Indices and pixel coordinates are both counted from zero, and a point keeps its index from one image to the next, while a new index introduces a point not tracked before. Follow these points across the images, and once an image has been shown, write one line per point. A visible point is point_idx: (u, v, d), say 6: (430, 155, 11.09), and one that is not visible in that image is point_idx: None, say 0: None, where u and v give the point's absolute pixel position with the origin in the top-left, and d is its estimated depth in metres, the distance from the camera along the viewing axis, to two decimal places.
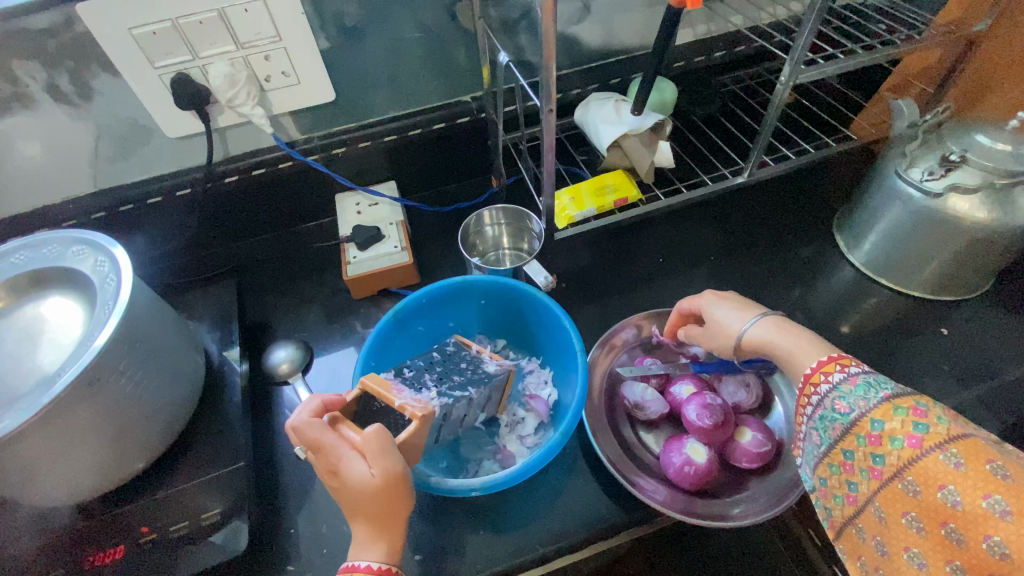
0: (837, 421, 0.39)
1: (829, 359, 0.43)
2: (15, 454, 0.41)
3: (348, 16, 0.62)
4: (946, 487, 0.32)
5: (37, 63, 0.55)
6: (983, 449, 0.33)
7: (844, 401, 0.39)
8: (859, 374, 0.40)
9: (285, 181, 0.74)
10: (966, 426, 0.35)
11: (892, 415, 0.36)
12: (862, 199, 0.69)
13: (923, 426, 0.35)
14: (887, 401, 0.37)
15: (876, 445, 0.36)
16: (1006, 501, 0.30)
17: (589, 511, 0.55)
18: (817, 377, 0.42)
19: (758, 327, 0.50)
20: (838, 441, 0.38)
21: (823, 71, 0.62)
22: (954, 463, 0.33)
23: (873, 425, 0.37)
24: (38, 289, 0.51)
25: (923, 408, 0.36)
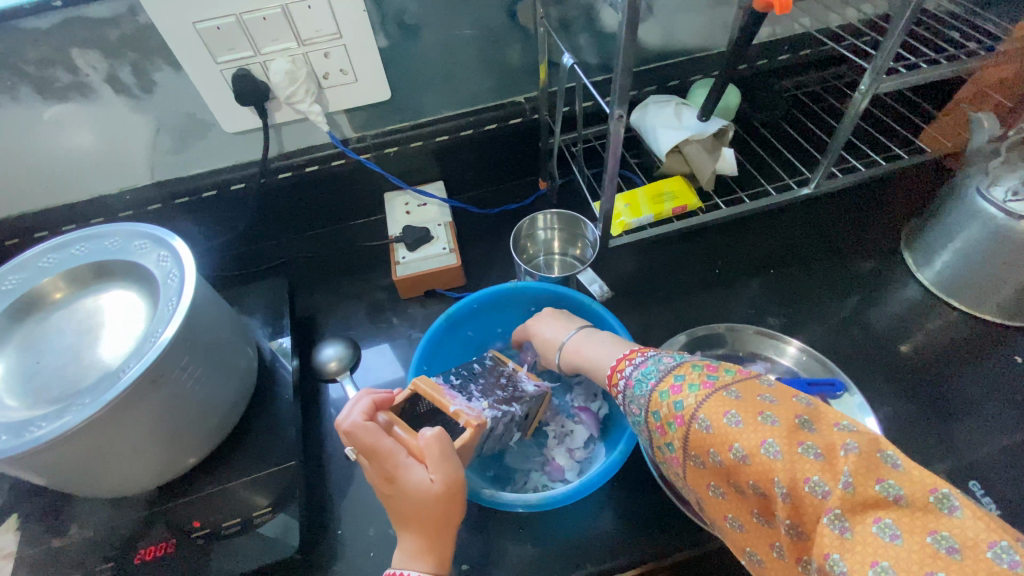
0: (641, 422, 0.39)
1: (623, 355, 0.44)
2: (78, 446, 0.42)
3: (408, 14, 0.61)
4: (711, 451, 0.33)
5: (102, 53, 0.56)
6: (721, 402, 0.33)
7: (634, 401, 0.39)
8: (640, 365, 0.41)
9: (336, 179, 0.74)
10: (718, 378, 0.35)
11: (661, 400, 0.37)
12: (935, 215, 0.65)
13: (681, 401, 0.35)
14: (653, 388, 0.38)
15: (663, 433, 0.36)
16: (742, 445, 0.31)
17: (638, 530, 0.53)
18: (616, 376, 0.43)
19: (575, 336, 0.52)
20: (648, 437, 0.39)
21: (905, 81, 0.61)
22: (704, 426, 0.33)
23: (655, 417, 0.37)
24: (101, 280, 0.52)
25: (678, 383, 0.36)
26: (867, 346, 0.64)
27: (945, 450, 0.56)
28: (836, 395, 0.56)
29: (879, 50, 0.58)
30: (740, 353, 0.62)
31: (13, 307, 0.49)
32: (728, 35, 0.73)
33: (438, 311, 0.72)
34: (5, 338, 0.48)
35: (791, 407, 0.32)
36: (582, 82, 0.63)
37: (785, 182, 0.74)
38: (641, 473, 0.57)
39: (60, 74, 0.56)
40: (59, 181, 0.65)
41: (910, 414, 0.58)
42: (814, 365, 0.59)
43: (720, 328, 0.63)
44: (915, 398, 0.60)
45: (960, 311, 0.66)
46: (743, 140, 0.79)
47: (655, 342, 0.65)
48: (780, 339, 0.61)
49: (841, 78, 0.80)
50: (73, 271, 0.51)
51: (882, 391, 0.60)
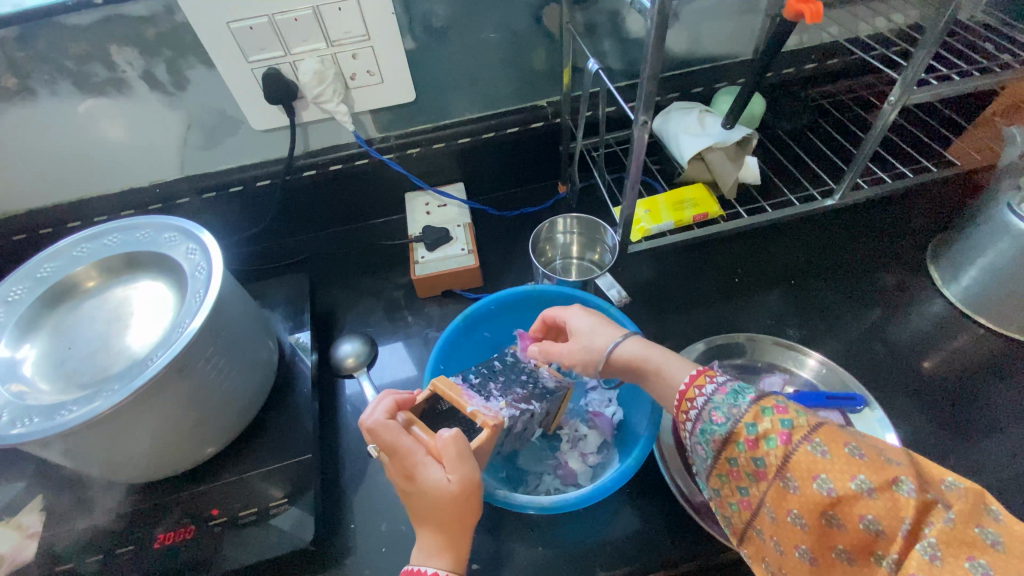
0: (717, 432, 0.37)
1: (698, 371, 0.41)
2: (106, 431, 0.43)
3: (435, 17, 0.62)
4: (820, 477, 0.32)
5: (138, 50, 0.57)
6: (839, 434, 0.34)
7: (718, 411, 0.37)
8: (727, 382, 0.39)
9: (359, 178, 0.75)
10: (816, 413, 0.36)
11: (762, 416, 0.36)
12: (964, 229, 0.64)
13: (789, 421, 0.35)
14: (755, 404, 0.36)
15: (754, 448, 0.35)
16: (870, 479, 0.31)
17: (650, 537, 0.53)
18: (691, 392, 0.40)
19: (628, 342, 0.48)
20: (721, 452, 0.37)
21: (936, 92, 0.60)
22: (821, 452, 0.33)
23: (748, 430, 0.35)
24: (132, 271, 0.53)
25: (783, 404, 0.36)
26: (888, 360, 0.63)
27: (967, 469, 0.54)
28: (855, 410, 0.55)
29: (911, 61, 0.57)
30: (758, 363, 0.61)
31: (48, 294, 0.50)
32: (755, 42, 0.73)
33: (455, 311, 0.73)
34: (40, 323, 0.50)
35: (899, 450, 0.33)
36: (606, 87, 0.64)
37: (809, 192, 0.73)
38: (654, 480, 0.56)
39: (98, 69, 0.58)
40: (94, 173, 0.67)
41: (931, 431, 0.57)
42: (834, 379, 0.58)
43: (737, 338, 0.62)
44: (937, 415, 0.58)
45: (986, 328, 0.64)
46: (768, 149, 0.79)
47: (671, 349, 0.65)
48: (800, 351, 0.61)
49: (869, 87, 0.79)
50: (106, 261, 0.52)
51: (902, 407, 0.59)
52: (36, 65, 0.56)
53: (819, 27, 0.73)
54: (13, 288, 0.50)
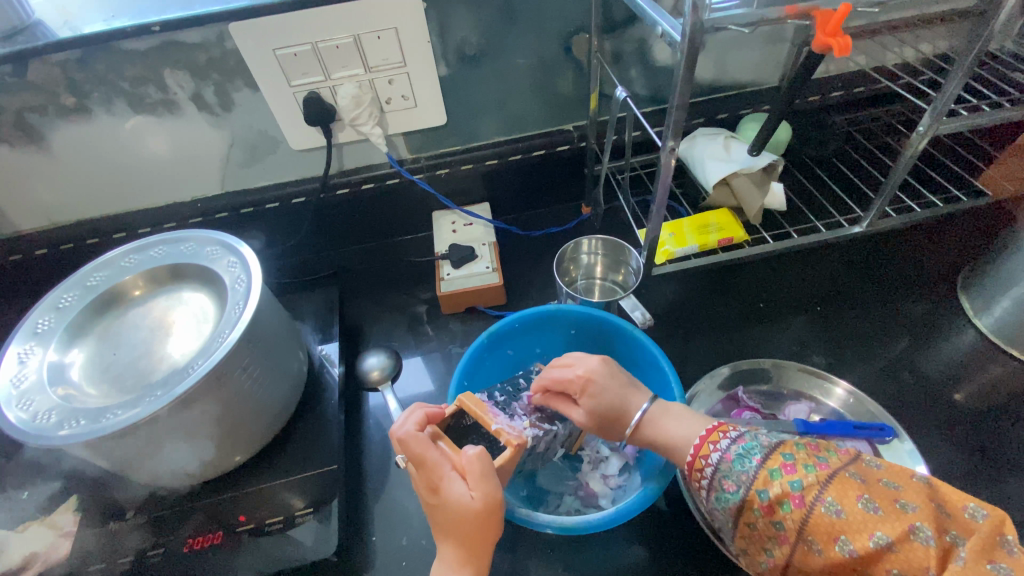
0: (731, 500, 0.39)
1: (709, 429, 0.43)
2: (145, 436, 0.45)
3: (470, 46, 0.65)
4: (841, 538, 0.34)
5: (189, 74, 0.61)
6: (850, 487, 0.35)
7: (729, 479, 0.40)
8: (732, 447, 0.41)
9: (390, 196, 0.77)
10: (828, 462, 0.38)
11: (771, 480, 0.38)
12: (994, 259, 0.63)
13: (799, 482, 0.37)
14: (762, 468, 0.38)
15: (770, 514, 0.37)
16: (887, 533, 0.33)
17: (673, 563, 0.52)
18: (699, 462, 0.42)
19: (653, 412, 0.47)
20: (739, 518, 0.39)
21: (969, 123, 0.60)
22: (836, 512, 0.35)
23: (761, 497, 0.38)
24: (175, 281, 0.56)
25: (791, 463, 0.38)
26: (917, 390, 0.62)
27: (1000, 506, 0.53)
28: (884, 441, 0.54)
29: (940, 92, 0.58)
30: (783, 391, 0.61)
31: (98, 301, 0.53)
32: (780, 70, 0.74)
33: (477, 327, 0.74)
34: (88, 329, 0.52)
35: (916, 488, 0.35)
36: (632, 112, 0.65)
37: (836, 219, 0.73)
38: (675, 505, 0.56)
39: (151, 91, 0.61)
40: (139, 186, 0.70)
41: (961, 466, 0.56)
42: (861, 409, 0.57)
43: (761, 363, 0.62)
44: (967, 449, 0.57)
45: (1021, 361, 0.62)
46: (794, 175, 0.79)
47: (695, 372, 0.65)
48: (826, 380, 0.60)
49: (897, 115, 0.79)
50: (151, 271, 0.55)
51: (932, 440, 0.58)
52: (95, 86, 0.60)
53: (846, 57, 0.74)
54: (64, 295, 0.53)
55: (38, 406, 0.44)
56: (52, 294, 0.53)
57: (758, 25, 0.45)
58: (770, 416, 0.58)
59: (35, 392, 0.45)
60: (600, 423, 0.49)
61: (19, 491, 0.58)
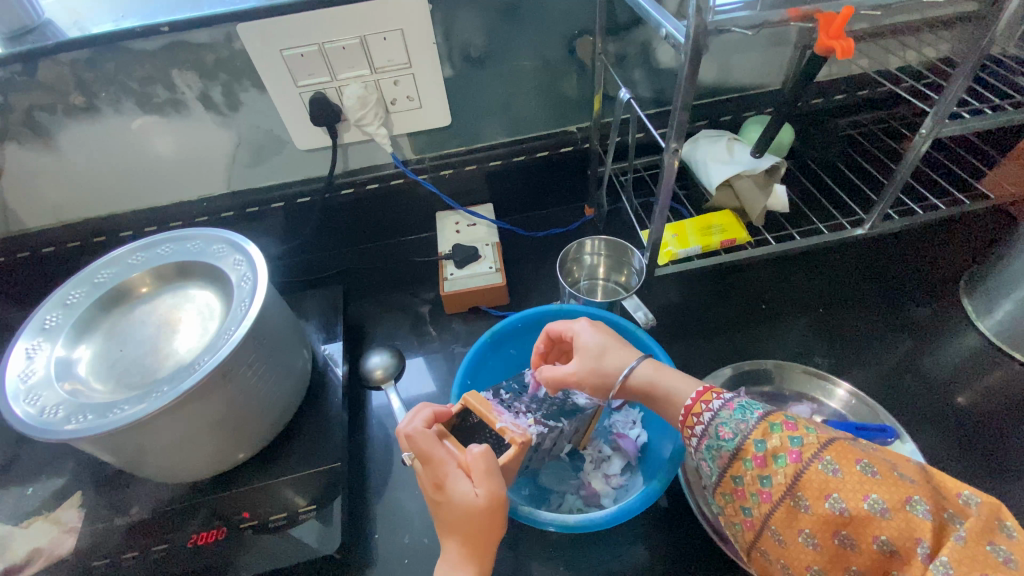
0: (724, 448, 0.39)
1: (702, 390, 0.43)
2: (150, 432, 0.45)
3: (474, 47, 0.65)
4: (832, 496, 0.34)
5: (197, 74, 0.61)
6: (850, 451, 0.35)
7: (726, 427, 0.39)
8: (734, 400, 0.41)
9: (394, 196, 0.78)
10: (828, 430, 0.38)
11: (770, 433, 0.38)
12: (997, 261, 0.63)
13: (799, 440, 0.37)
14: (763, 421, 0.38)
15: (763, 466, 0.37)
16: (883, 499, 0.33)
17: (675, 562, 0.52)
18: (697, 407, 0.42)
19: (643, 367, 0.47)
20: (726, 468, 0.38)
21: (971, 126, 0.60)
22: (833, 471, 0.35)
23: (757, 447, 0.37)
24: (181, 279, 0.57)
25: (793, 422, 0.38)
26: (919, 392, 0.62)
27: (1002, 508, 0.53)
28: (887, 442, 0.54)
29: (943, 94, 0.58)
30: (786, 391, 0.61)
31: (105, 297, 0.54)
32: (783, 74, 0.74)
33: (480, 328, 0.74)
34: (96, 325, 0.53)
35: (914, 465, 0.35)
36: (635, 115, 0.65)
37: (838, 221, 0.73)
38: (676, 505, 0.56)
39: (159, 91, 0.62)
40: (147, 185, 0.71)
41: (963, 468, 0.56)
42: (862, 409, 0.57)
43: (763, 365, 0.62)
44: (969, 451, 0.57)
45: None
46: (795, 176, 0.79)
47: (696, 373, 0.65)
48: (828, 381, 0.60)
49: (899, 118, 0.80)
50: (159, 269, 0.55)
51: (934, 442, 0.58)
52: (104, 86, 0.60)
53: (848, 60, 0.75)
54: (72, 292, 0.53)
55: (45, 401, 0.45)
56: (60, 291, 0.53)
57: (762, 28, 0.45)
58: None
59: (43, 387, 0.46)
60: (588, 374, 0.50)
61: (24, 487, 0.58)
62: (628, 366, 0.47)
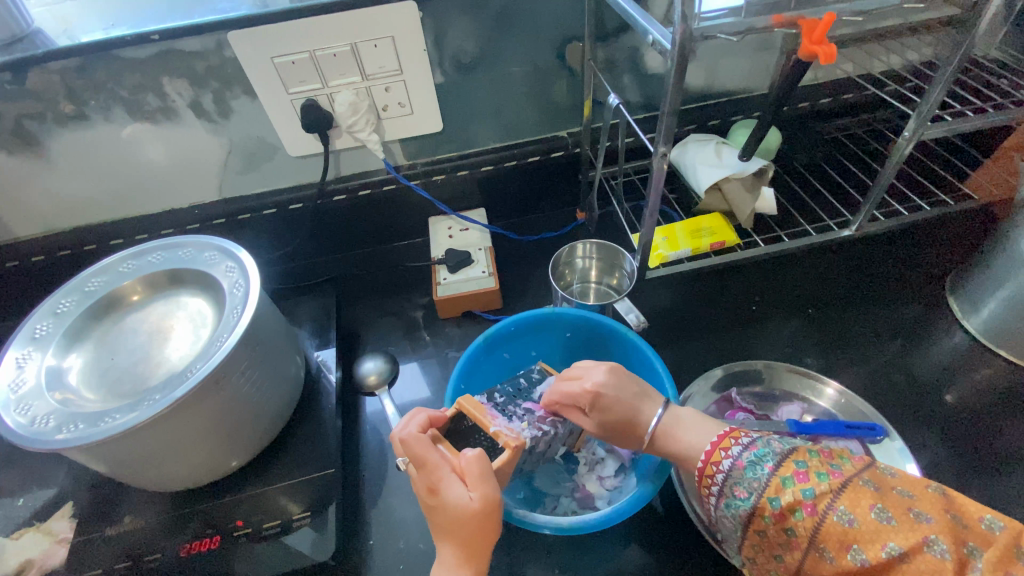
0: (742, 507, 0.40)
1: (722, 436, 0.44)
2: (141, 440, 0.45)
3: (465, 54, 0.66)
4: (852, 547, 0.35)
5: (188, 82, 0.62)
6: (863, 495, 0.36)
7: (740, 487, 0.40)
8: (743, 454, 0.41)
9: (386, 202, 0.78)
10: (842, 471, 0.38)
11: (783, 488, 0.38)
12: (984, 260, 0.64)
13: (811, 490, 0.37)
14: (774, 476, 0.39)
15: (782, 521, 0.38)
16: (900, 544, 0.34)
17: (670, 562, 0.53)
18: (717, 455, 0.43)
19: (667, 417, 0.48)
20: (750, 525, 0.40)
21: (953, 128, 0.61)
22: (849, 521, 0.35)
23: (773, 505, 0.38)
24: (174, 286, 0.57)
25: (804, 471, 0.38)
26: (908, 391, 0.63)
27: (990, 505, 0.54)
28: (876, 441, 0.55)
29: (924, 98, 0.59)
30: (776, 391, 0.62)
31: (97, 306, 0.54)
32: (770, 78, 0.76)
33: (474, 332, 0.74)
34: (87, 334, 0.53)
35: (931, 497, 0.35)
36: (625, 119, 0.66)
37: (825, 223, 0.74)
38: (670, 506, 0.56)
39: (150, 99, 0.62)
40: (137, 193, 0.71)
41: (951, 465, 0.56)
42: (852, 409, 0.58)
43: (754, 366, 0.62)
44: (958, 448, 0.58)
45: (1009, 362, 0.63)
46: (783, 178, 0.80)
47: (689, 374, 0.66)
48: (817, 380, 0.60)
49: (885, 122, 0.81)
50: (150, 277, 0.55)
51: (923, 440, 0.59)
52: (94, 94, 0.60)
53: (833, 65, 0.76)
54: (62, 300, 0.53)
55: (36, 410, 0.45)
56: (51, 299, 0.53)
57: (746, 35, 0.46)
58: (763, 417, 0.59)
59: (34, 397, 0.46)
60: (611, 431, 0.50)
61: (15, 498, 0.58)
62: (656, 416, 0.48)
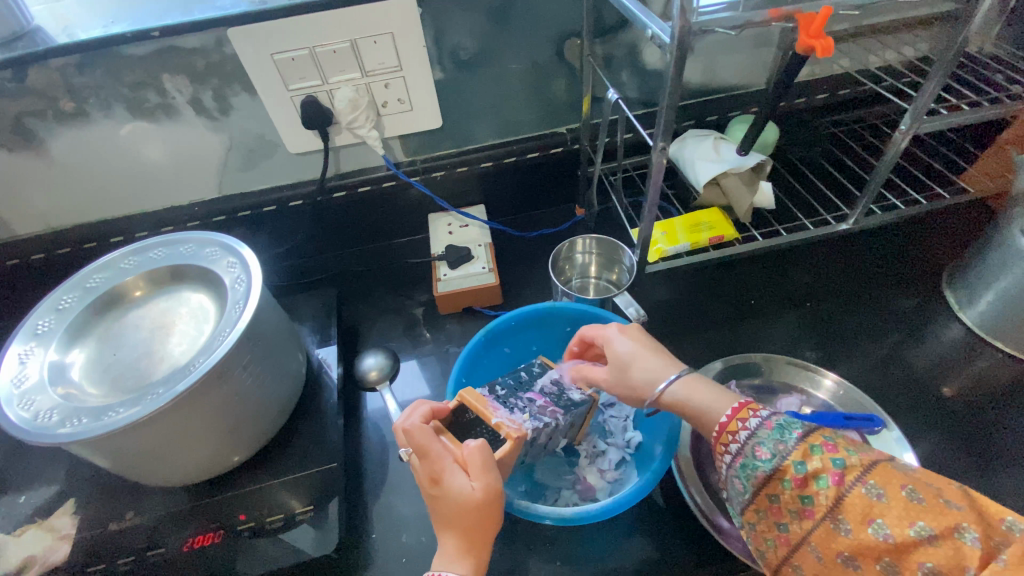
0: (761, 468, 0.38)
1: (741, 404, 0.43)
2: (143, 434, 0.45)
3: (464, 50, 0.66)
4: (876, 522, 0.34)
5: (188, 79, 0.62)
6: (893, 475, 0.35)
7: (763, 446, 0.39)
8: (771, 419, 0.41)
9: (386, 198, 0.78)
10: (870, 452, 0.37)
11: (810, 454, 0.37)
12: (982, 254, 0.64)
13: (840, 461, 0.36)
14: (802, 442, 0.38)
15: (803, 487, 0.37)
16: (930, 525, 0.33)
17: (671, 553, 0.53)
18: (734, 424, 0.42)
19: (679, 383, 0.47)
20: (761, 488, 0.38)
21: (948, 121, 0.61)
22: (877, 495, 0.35)
23: (797, 469, 0.37)
24: (175, 282, 0.57)
25: (833, 443, 0.38)
26: (906, 383, 0.63)
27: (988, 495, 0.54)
28: (874, 432, 0.55)
29: (920, 91, 0.59)
30: (774, 384, 0.62)
31: (99, 302, 0.54)
32: (767, 74, 0.76)
33: (474, 328, 0.74)
34: (88, 330, 0.53)
35: (957, 490, 0.35)
36: (623, 115, 0.66)
37: (823, 217, 0.74)
38: (671, 498, 0.57)
39: (150, 96, 0.62)
40: (137, 191, 0.71)
41: (949, 455, 0.57)
42: (850, 400, 0.58)
43: (752, 360, 0.63)
44: (956, 439, 0.58)
45: (1007, 354, 0.64)
46: (781, 174, 0.81)
47: (688, 368, 0.66)
48: (816, 372, 0.61)
49: (882, 117, 0.82)
50: (152, 273, 0.56)
51: (921, 431, 0.59)
52: (93, 91, 0.60)
53: (829, 60, 0.77)
54: (64, 297, 0.53)
55: (39, 405, 0.45)
56: (52, 296, 0.53)
57: (744, 28, 0.46)
58: None
59: (36, 392, 0.46)
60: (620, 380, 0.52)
61: (16, 495, 0.58)
62: (665, 383, 0.47)
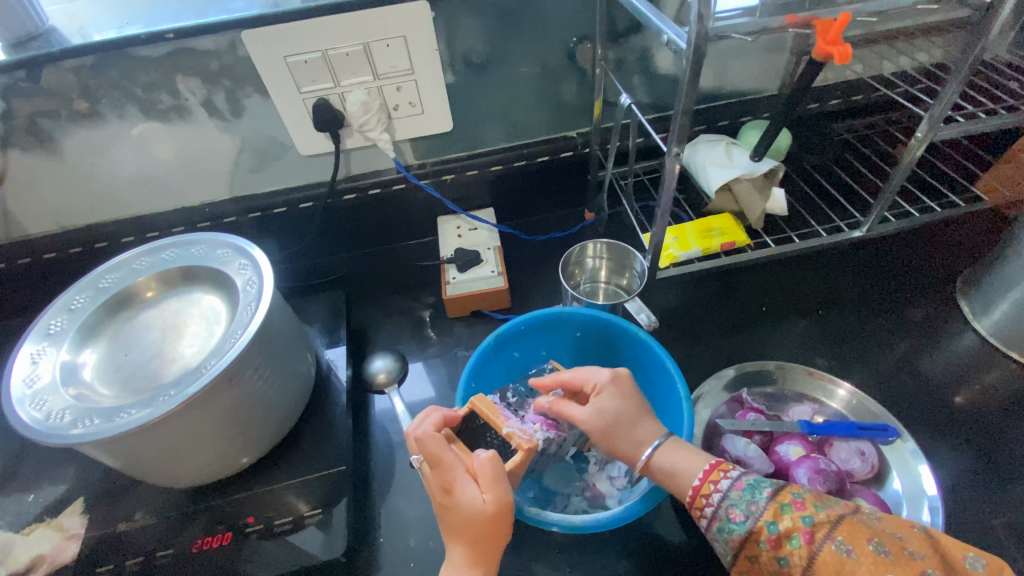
0: (737, 531, 0.41)
1: (712, 466, 0.45)
2: (153, 436, 0.45)
3: (476, 54, 0.66)
4: None
5: (200, 80, 0.62)
6: (860, 529, 0.37)
7: (737, 509, 0.41)
8: (742, 478, 0.43)
9: (396, 201, 0.78)
10: (836, 506, 0.40)
11: (781, 513, 0.40)
12: (995, 263, 0.63)
13: (810, 518, 0.39)
14: (772, 501, 0.40)
15: (778, 548, 0.39)
16: None
17: (680, 560, 0.53)
18: (706, 488, 0.43)
19: (663, 449, 0.47)
20: (741, 550, 0.40)
21: (965, 130, 0.61)
22: (847, 552, 0.36)
23: (771, 529, 0.39)
24: (186, 283, 0.57)
25: (801, 500, 0.40)
26: (919, 393, 0.62)
27: (1002, 507, 0.53)
28: (888, 441, 0.55)
29: (937, 99, 0.59)
30: (786, 392, 0.61)
31: (110, 302, 0.54)
32: (780, 79, 0.76)
33: (483, 331, 0.74)
34: (100, 330, 0.53)
35: (920, 538, 0.37)
36: (636, 119, 0.66)
37: (836, 224, 0.74)
38: (681, 505, 0.56)
39: (163, 97, 0.63)
40: (148, 192, 0.71)
41: (962, 464, 0.56)
42: (864, 410, 0.58)
43: (763, 368, 0.62)
44: (970, 449, 0.57)
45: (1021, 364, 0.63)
46: (793, 180, 0.81)
47: (698, 374, 0.66)
48: (829, 381, 0.60)
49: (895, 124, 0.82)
50: (163, 273, 0.56)
51: (934, 440, 0.58)
52: (107, 92, 0.61)
53: (843, 66, 0.76)
54: (76, 297, 0.53)
55: (52, 405, 0.45)
56: (65, 295, 0.53)
57: (761, 34, 0.46)
58: (774, 417, 0.59)
59: (48, 392, 0.46)
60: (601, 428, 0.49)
61: (25, 493, 0.58)
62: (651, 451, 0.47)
